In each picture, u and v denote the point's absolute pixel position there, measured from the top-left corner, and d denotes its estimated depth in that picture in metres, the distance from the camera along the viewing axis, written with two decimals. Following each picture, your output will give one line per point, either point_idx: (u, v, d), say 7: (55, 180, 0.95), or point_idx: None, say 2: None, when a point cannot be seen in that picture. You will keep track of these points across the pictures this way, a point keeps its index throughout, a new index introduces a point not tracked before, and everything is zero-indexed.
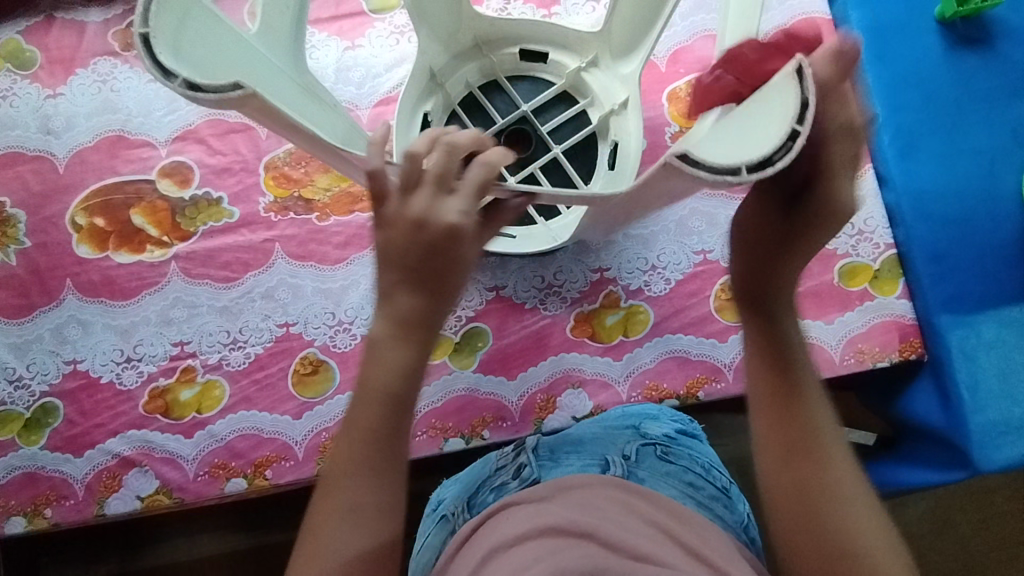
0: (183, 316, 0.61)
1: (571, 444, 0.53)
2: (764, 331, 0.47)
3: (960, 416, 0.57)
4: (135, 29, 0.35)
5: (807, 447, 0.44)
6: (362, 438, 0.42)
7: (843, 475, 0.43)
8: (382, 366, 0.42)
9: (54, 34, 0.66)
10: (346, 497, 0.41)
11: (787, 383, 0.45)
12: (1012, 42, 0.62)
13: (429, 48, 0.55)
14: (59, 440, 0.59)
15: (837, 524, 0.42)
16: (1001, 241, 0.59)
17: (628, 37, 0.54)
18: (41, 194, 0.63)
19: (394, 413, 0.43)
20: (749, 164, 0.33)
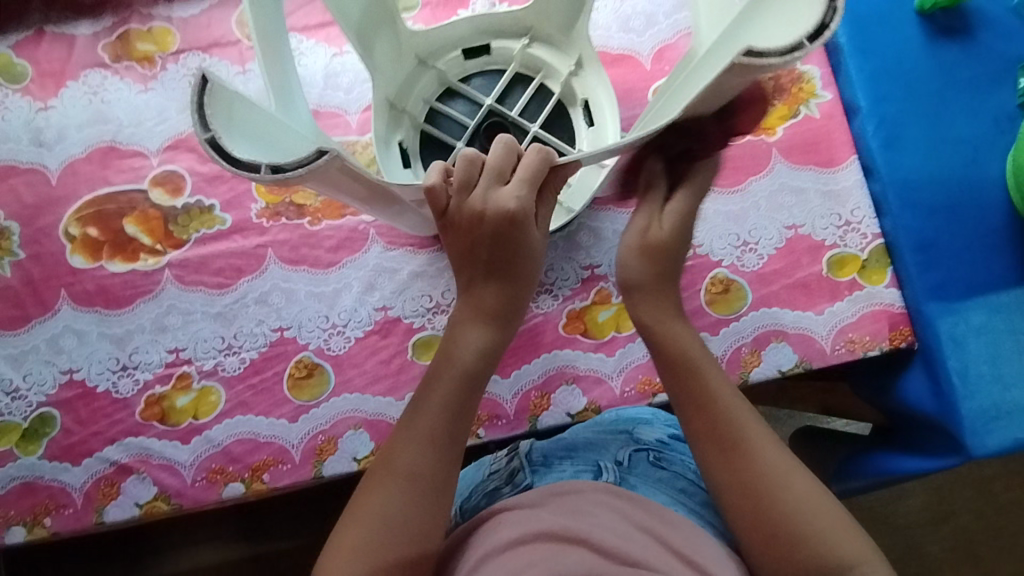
0: (178, 323, 0.61)
1: (564, 449, 0.54)
2: (661, 340, 0.46)
3: (951, 402, 0.57)
4: (200, 138, 0.35)
5: (734, 440, 0.43)
6: (427, 413, 0.43)
7: (775, 458, 0.42)
8: (459, 346, 0.44)
9: (44, 48, 0.66)
10: (402, 466, 0.42)
11: (696, 385, 0.45)
12: (992, 32, 0.62)
13: (383, 80, 0.55)
14: (57, 449, 0.59)
15: (783, 510, 0.41)
16: (986, 228, 0.59)
17: (561, 4, 0.55)
18: (34, 206, 0.64)
19: (464, 393, 0.44)
20: (809, 35, 0.35)
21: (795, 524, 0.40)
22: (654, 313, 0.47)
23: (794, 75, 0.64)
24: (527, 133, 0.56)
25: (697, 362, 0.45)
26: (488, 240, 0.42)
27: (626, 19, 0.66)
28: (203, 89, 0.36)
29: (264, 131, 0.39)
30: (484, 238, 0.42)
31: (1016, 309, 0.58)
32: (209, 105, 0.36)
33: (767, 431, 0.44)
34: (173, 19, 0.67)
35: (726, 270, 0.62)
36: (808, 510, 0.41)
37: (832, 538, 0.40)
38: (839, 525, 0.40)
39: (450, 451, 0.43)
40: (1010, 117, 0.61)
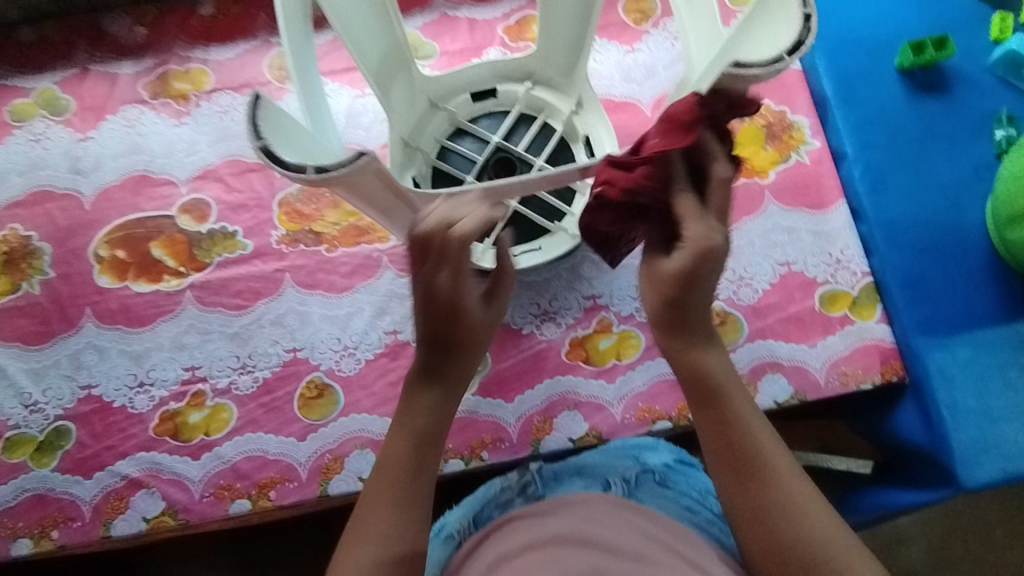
0: (196, 342, 0.64)
1: (573, 468, 0.56)
2: (684, 362, 0.44)
3: (943, 434, 0.59)
4: (253, 146, 0.38)
5: (758, 471, 0.41)
6: (395, 484, 0.40)
7: (804, 494, 0.40)
8: (417, 412, 0.42)
9: (87, 84, 0.71)
10: (367, 545, 0.38)
11: (720, 415, 0.42)
12: (968, 89, 0.67)
13: (399, 121, 0.59)
14: (70, 462, 0.61)
15: (804, 539, 0.39)
16: (969, 267, 0.63)
17: (562, 52, 0.61)
18: (66, 229, 0.67)
19: (421, 459, 0.42)
20: (787, 50, 0.38)
21: (819, 558, 0.38)
22: (673, 342, 0.44)
23: (784, 124, 0.68)
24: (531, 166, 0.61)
25: (722, 390, 0.43)
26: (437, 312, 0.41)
27: (627, 71, 0.72)
28: (256, 104, 0.39)
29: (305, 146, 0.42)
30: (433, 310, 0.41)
31: (1003, 345, 0.60)
32: (262, 117, 0.39)
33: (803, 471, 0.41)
34: (209, 62, 0.72)
35: (723, 303, 0.64)
36: (834, 546, 0.39)
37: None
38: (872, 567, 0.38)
39: (414, 524, 0.40)
40: (988, 166, 0.65)
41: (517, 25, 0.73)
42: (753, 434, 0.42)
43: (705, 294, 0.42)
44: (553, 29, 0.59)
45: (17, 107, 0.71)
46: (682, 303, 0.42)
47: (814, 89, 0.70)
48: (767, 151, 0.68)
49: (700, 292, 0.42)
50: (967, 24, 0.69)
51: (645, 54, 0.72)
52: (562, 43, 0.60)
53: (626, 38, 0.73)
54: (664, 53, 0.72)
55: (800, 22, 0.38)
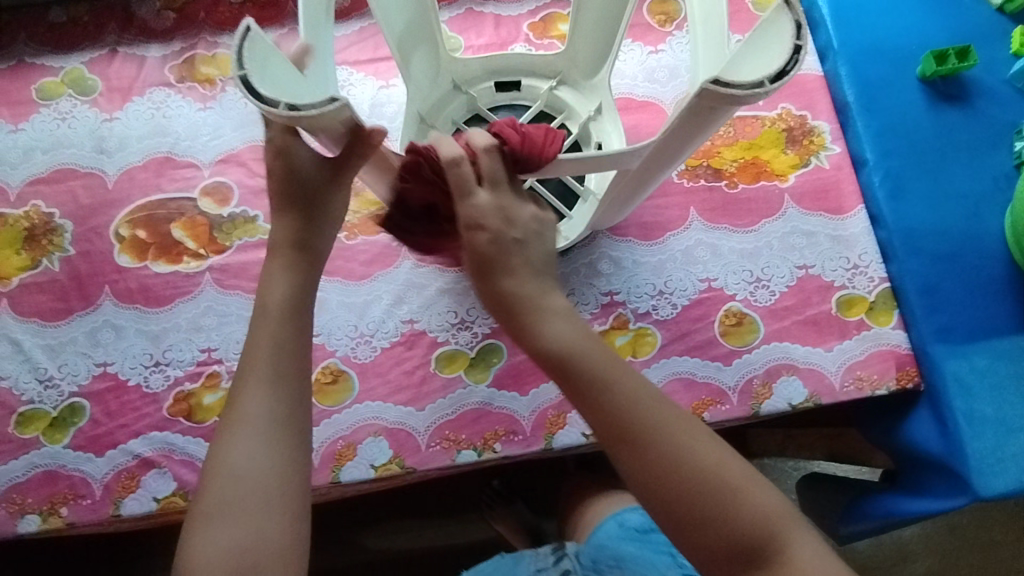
0: (213, 324, 0.64)
1: (611, 560, 0.56)
2: (536, 336, 0.41)
3: (958, 442, 0.58)
4: (234, 75, 0.37)
5: (629, 435, 0.40)
6: (258, 355, 0.44)
7: (680, 435, 0.40)
8: (267, 289, 0.46)
9: (115, 66, 0.72)
10: (230, 462, 0.41)
11: (581, 388, 0.41)
12: (989, 100, 0.67)
13: (417, 97, 0.60)
14: (83, 439, 0.61)
15: (695, 482, 0.39)
16: (986, 277, 0.63)
17: (590, 51, 0.61)
18: (88, 207, 0.67)
19: (285, 326, 0.45)
20: (770, 77, 0.39)
21: (708, 499, 0.39)
22: (513, 317, 0.42)
23: (805, 129, 0.69)
24: None
25: (571, 355, 0.41)
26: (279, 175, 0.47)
27: (650, 71, 0.72)
28: (244, 33, 0.38)
29: (292, 84, 0.41)
30: (274, 180, 0.48)
31: (1017, 355, 0.60)
32: (248, 46, 0.38)
33: (668, 406, 0.41)
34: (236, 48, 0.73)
35: (740, 304, 0.64)
36: (718, 478, 0.39)
37: (749, 498, 0.39)
38: (753, 487, 0.39)
39: (283, 444, 0.42)
40: (1007, 177, 0.65)
41: (542, 22, 0.74)
42: (617, 392, 0.40)
43: (517, 250, 0.42)
44: (585, 25, 0.60)
45: (44, 86, 0.71)
46: (497, 265, 0.42)
47: (837, 95, 0.70)
48: (788, 155, 0.69)
49: (517, 251, 0.42)
50: (990, 37, 0.69)
51: (668, 56, 0.72)
52: (591, 42, 0.61)
53: (649, 39, 0.73)
54: (688, 54, 0.72)
55: (789, 53, 0.39)
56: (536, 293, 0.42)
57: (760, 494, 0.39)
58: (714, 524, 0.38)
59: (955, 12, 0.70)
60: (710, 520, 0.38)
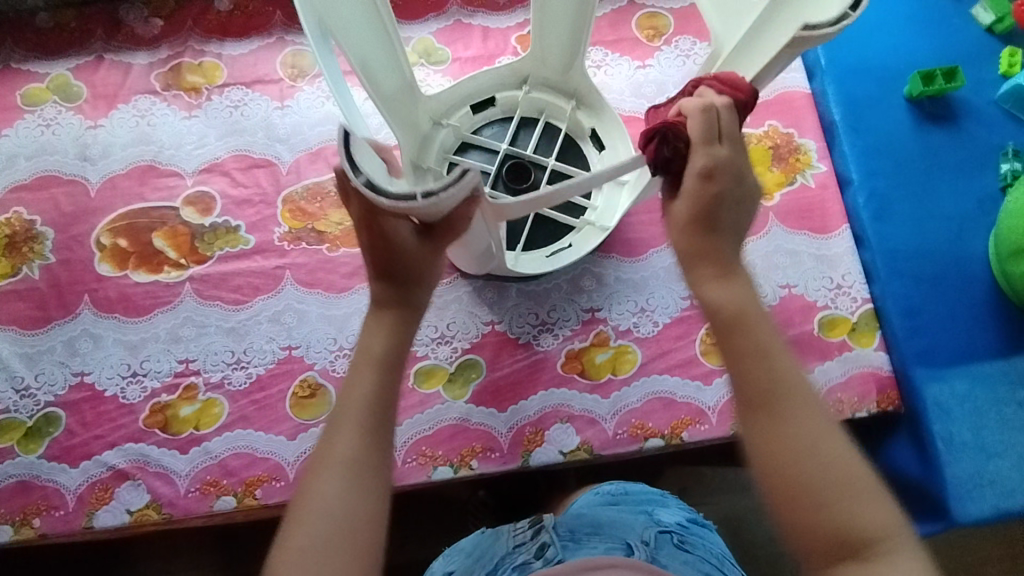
0: (192, 335, 0.64)
1: (589, 525, 0.54)
2: (710, 288, 0.42)
3: (937, 468, 0.59)
4: (357, 182, 0.39)
5: (772, 398, 0.39)
6: (353, 402, 0.44)
7: (818, 430, 0.39)
8: (369, 337, 0.46)
9: (101, 72, 0.72)
10: (320, 504, 0.40)
11: (735, 344, 0.41)
12: (975, 121, 0.67)
13: (409, 146, 0.59)
14: (58, 449, 0.60)
15: (818, 470, 0.38)
16: (970, 299, 0.62)
17: (558, 53, 0.60)
18: (70, 214, 0.67)
19: (384, 376, 0.45)
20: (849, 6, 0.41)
21: (824, 488, 0.37)
22: (696, 264, 0.43)
23: (791, 146, 0.68)
24: (545, 168, 0.61)
25: (732, 313, 0.41)
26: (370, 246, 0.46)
27: (637, 86, 0.72)
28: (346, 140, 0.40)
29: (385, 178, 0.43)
30: (369, 249, 0.46)
31: (1000, 379, 0.60)
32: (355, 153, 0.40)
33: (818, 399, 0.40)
34: (223, 56, 0.72)
35: None
36: (841, 477, 0.38)
37: (863, 508, 0.37)
38: (873, 497, 0.38)
39: (368, 492, 0.41)
40: (992, 200, 0.65)
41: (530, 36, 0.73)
42: (772, 357, 0.40)
43: (729, 207, 0.43)
44: (547, 30, 0.59)
45: (29, 92, 0.71)
46: (706, 222, 0.42)
47: (823, 114, 0.70)
48: (773, 173, 0.68)
49: (723, 212, 0.42)
50: (977, 57, 0.69)
51: (656, 71, 0.72)
52: (558, 46, 0.60)
53: (638, 53, 0.73)
54: (676, 70, 0.72)
55: None
56: (726, 253, 0.43)
57: (875, 506, 0.38)
58: (817, 514, 0.37)
59: (945, 32, 0.70)
60: (814, 509, 0.37)
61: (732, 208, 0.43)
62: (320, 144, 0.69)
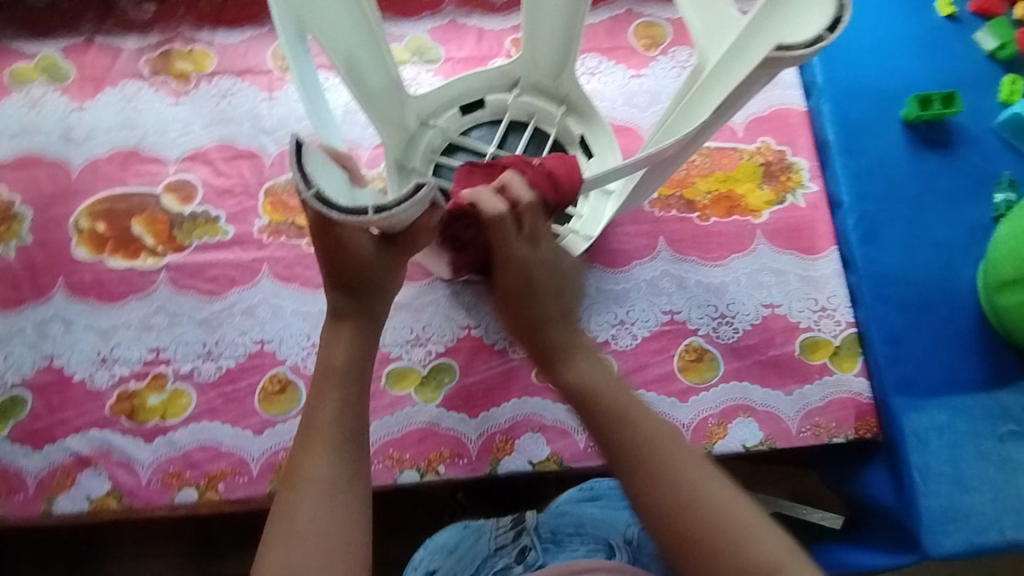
0: (164, 323, 0.63)
1: (572, 527, 0.55)
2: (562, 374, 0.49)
3: (912, 499, 0.58)
4: (306, 195, 0.38)
5: (631, 455, 0.44)
6: (320, 416, 0.45)
7: (682, 464, 0.43)
8: (330, 349, 0.48)
9: (90, 55, 0.71)
10: (296, 520, 0.41)
11: (594, 414, 0.46)
12: (972, 148, 0.66)
13: (390, 145, 0.59)
14: (21, 433, 0.60)
15: (697, 503, 0.41)
16: (955, 329, 0.61)
17: (549, 58, 0.60)
18: (50, 196, 0.67)
19: (349, 384, 0.47)
20: (827, 28, 0.39)
21: (710, 531, 0.41)
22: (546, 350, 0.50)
23: (783, 164, 0.67)
24: None
25: (599, 396, 0.47)
26: (330, 262, 0.49)
27: (630, 95, 0.71)
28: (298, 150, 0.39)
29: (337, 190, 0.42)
30: (327, 254, 0.49)
31: (982, 413, 0.59)
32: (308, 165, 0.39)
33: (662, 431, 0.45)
34: (214, 45, 0.72)
35: (702, 339, 0.63)
36: (715, 496, 0.42)
37: (747, 545, 0.40)
38: (757, 531, 0.41)
39: (343, 501, 0.42)
40: (984, 229, 0.64)
41: None
42: (639, 427, 0.45)
43: (545, 284, 0.51)
44: (540, 32, 0.58)
45: (17, 71, 0.71)
46: (527, 297, 0.51)
47: (818, 132, 0.68)
48: (763, 190, 0.67)
49: (549, 302, 0.51)
50: (977, 84, 0.68)
51: (650, 81, 0.71)
52: (548, 48, 0.59)
53: (633, 62, 0.72)
54: (670, 82, 0.71)
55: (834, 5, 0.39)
56: (558, 325, 0.51)
57: (762, 539, 0.40)
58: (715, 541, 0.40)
59: (945, 56, 0.69)
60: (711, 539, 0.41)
61: (548, 277, 0.52)
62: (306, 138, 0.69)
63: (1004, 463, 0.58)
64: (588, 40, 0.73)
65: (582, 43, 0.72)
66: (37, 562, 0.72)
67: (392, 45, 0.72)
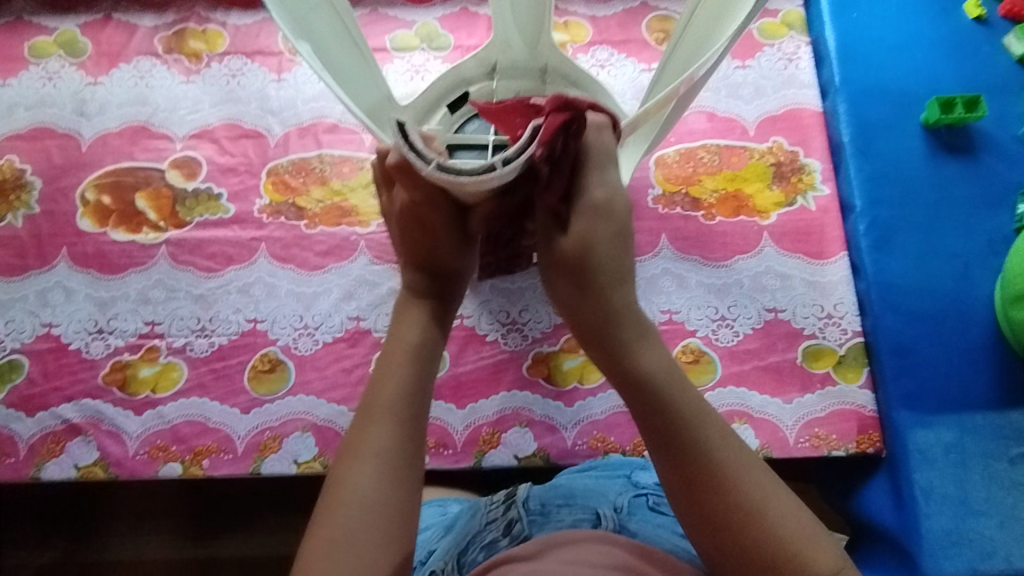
0: (161, 297, 0.63)
1: (561, 498, 0.50)
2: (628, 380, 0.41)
3: (913, 519, 0.55)
4: (430, 169, 0.38)
5: (702, 479, 0.38)
6: (386, 388, 0.40)
7: (753, 482, 0.38)
8: (401, 329, 0.43)
9: (107, 31, 0.72)
10: (357, 495, 0.37)
11: (659, 422, 0.40)
12: (996, 155, 0.63)
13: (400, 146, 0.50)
14: (16, 397, 0.60)
15: (765, 538, 0.37)
16: (968, 343, 0.59)
17: (519, 30, 0.57)
18: (60, 167, 0.68)
19: (420, 365, 0.42)
20: None
21: (764, 551, 0.37)
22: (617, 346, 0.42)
23: (795, 165, 0.65)
24: None
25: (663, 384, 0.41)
26: (412, 239, 0.44)
27: (640, 89, 0.70)
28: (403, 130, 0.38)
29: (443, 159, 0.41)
30: (405, 239, 0.44)
31: (991, 432, 0.57)
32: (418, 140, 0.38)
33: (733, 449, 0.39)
34: (227, 25, 0.72)
35: (700, 341, 0.61)
36: (783, 529, 0.37)
37: (808, 558, 0.36)
38: (817, 542, 0.37)
39: (404, 479, 0.38)
40: (1004, 241, 0.61)
41: None
42: (699, 435, 0.39)
43: (612, 262, 0.42)
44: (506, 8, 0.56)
45: (36, 44, 0.72)
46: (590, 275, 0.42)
47: (832, 135, 0.66)
48: (773, 192, 0.64)
49: (604, 258, 0.42)
50: (1003, 88, 0.65)
51: None
52: (523, 23, 0.57)
53: (645, 56, 0.71)
54: None
55: None
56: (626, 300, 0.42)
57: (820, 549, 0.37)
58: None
59: (972, 59, 0.66)
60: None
61: (616, 248, 0.42)
62: (311, 120, 0.69)
63: (1013, 487, 0.55)
64: (600, 33, 0.71)
65: (594, 36, 0.71)
66: (34, 529, 0.73)
67: (403, 31, 0.72)
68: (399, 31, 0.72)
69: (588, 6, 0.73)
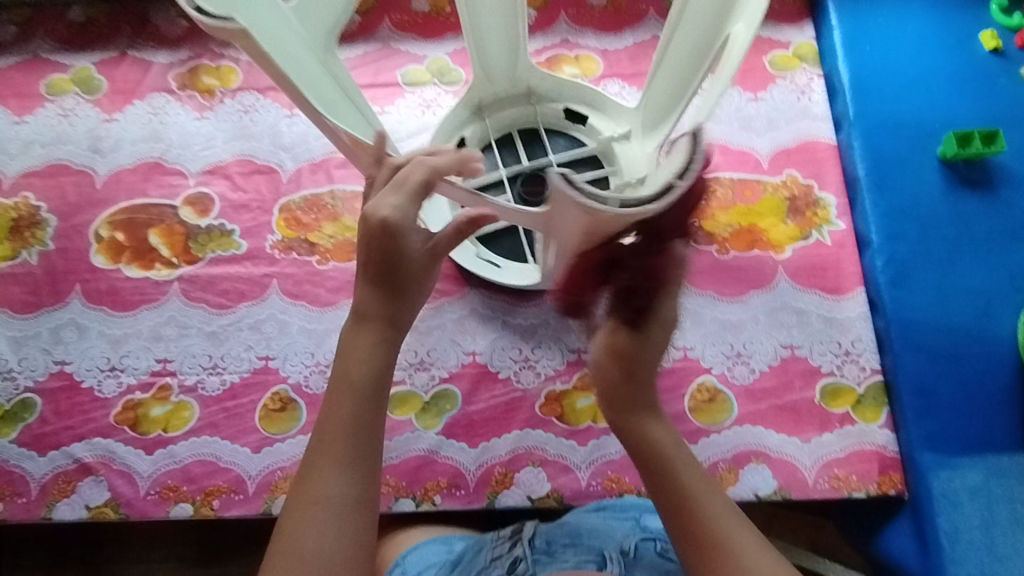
0: (173, 335, 0.63)
1: (568, 537, 0.49)
2: (636, 437, 0.45)
3: (938, 564, 0.53)
4: (613, 209, 0.37)
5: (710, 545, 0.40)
6: (330, 429, 0.39)
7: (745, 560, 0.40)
8: (349, 360, 0.41)
9: (122, 69, 0.73)
10: (300, 542, 0.37)
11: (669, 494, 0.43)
12: (1014, 189, 0.62)
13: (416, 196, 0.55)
14: (28, 436, 0.60)
15: None
16: (990, 383, 0.57)
17: (497, 62, 0.59)
18: (74, 204, 0.68)
19: (364, 401, 0.40)
20: None
21: None
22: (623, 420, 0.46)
23: (809, 200, 0.64)
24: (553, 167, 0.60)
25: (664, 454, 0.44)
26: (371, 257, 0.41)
27: None
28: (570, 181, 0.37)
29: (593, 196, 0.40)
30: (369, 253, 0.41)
31: (1016, 475, 0.55)
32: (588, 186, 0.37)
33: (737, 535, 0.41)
34: (240, 61, 0.73)
35: (715, 378, 0.60)
36: None
37: None
38: None
39: (352, 527, 0.38)
40: None
41: (546, 63, 0.72)
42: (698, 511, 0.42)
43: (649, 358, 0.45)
44: (484, 45, 0.58)
45: (53, 82, 0.73)
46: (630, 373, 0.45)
47: (848, 168, 0.65)
48: (787, 226, 0.64)
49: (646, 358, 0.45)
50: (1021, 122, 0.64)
51: None
52: (499, 54, 0.59)
53: None
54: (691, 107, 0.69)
55: None
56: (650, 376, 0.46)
57: None
58: None
59: (989, 92, 0.66)
60: None
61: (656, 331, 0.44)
62: (323, 155, 0.69)
63: None
64: (610, 66, 0.71)
65: (604, 68, 0.71)
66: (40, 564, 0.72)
67: (414, 66, 0.72)
68: (410, 65, 0.72)
69: (598, 39, 0.73)
